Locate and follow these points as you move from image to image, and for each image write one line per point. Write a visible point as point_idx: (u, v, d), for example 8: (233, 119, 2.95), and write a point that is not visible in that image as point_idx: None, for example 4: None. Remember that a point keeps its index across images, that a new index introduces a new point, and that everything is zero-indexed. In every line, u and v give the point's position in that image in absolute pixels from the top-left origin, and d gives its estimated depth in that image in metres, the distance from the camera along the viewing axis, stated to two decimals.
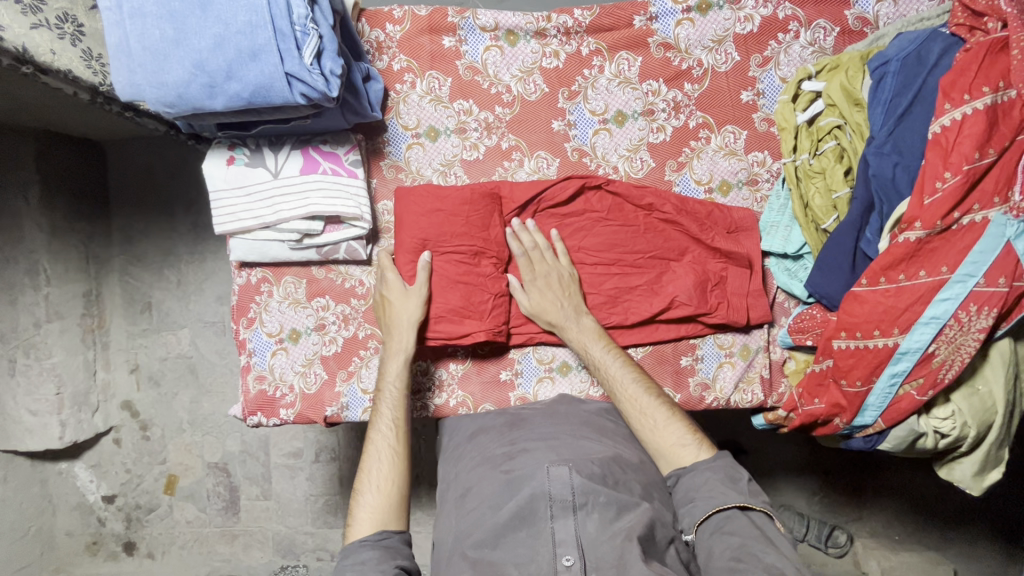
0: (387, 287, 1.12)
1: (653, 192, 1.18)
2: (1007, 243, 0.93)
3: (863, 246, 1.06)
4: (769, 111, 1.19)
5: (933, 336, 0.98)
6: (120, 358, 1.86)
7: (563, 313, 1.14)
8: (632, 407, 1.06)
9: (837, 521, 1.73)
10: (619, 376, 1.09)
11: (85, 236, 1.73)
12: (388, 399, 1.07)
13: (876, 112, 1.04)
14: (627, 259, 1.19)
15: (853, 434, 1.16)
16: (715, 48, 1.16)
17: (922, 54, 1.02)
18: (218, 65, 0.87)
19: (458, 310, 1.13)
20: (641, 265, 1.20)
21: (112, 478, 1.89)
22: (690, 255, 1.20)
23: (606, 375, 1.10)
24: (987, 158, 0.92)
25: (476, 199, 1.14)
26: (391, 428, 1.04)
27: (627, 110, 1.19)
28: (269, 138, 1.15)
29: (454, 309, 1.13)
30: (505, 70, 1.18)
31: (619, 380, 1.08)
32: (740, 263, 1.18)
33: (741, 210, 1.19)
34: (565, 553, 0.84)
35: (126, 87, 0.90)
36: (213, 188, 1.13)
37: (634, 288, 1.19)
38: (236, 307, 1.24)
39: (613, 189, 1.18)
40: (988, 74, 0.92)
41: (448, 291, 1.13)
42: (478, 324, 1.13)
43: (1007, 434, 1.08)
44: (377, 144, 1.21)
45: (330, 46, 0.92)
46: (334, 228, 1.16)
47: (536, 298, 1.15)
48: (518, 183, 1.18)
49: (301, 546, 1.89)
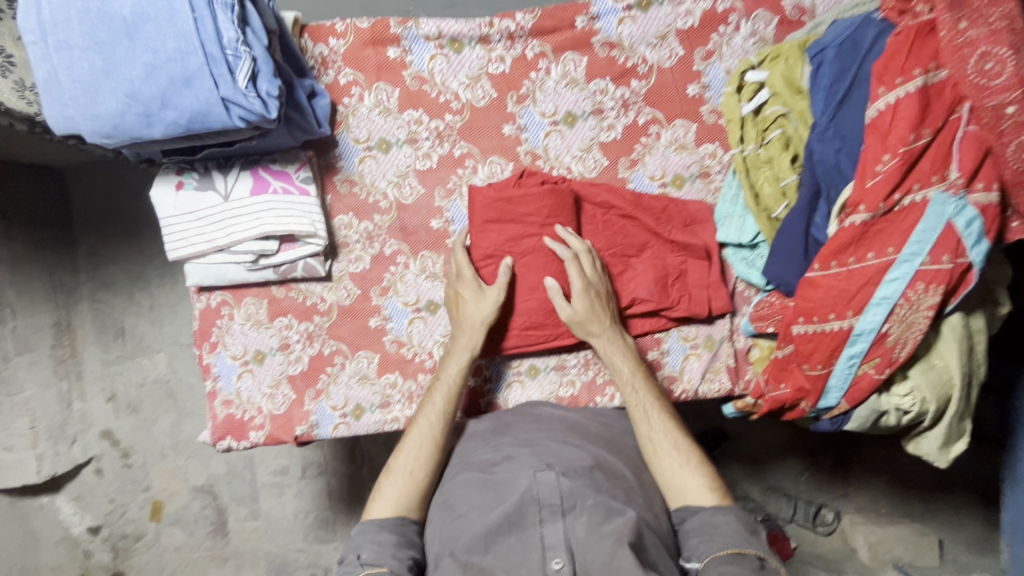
0: (462, 282, 1.14)
1: (608, 189, 1.19)
2: (948, 222, 0.94)
3: (814, 232, 1.07)
4: (716, 103, 1.20)
5: (886, 315, 0.99)
6: (96, 387, 1.83)
7: (604, 327, 1.12)
8: (660, 443, 1.04)
9: (824, 498, 1.76)
10: (645, 404, 1.08)
11: (51, 265, 1.70)
12: (442, 390, 1.11)
13: (817, 99, 1.06)
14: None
15: (820, 416, 1.17)
16: (658, 44, 1.17)
17: (856, 40, 1.03)
18: (152, 94, 0.86)
19: (535, 323, 1.17)
20: (604, 263, 1.20)
21: (95, 509, 1.85)
22: (650, 249, 1.20)
23: (637, 402, 1.09)
24: (923, 139, 0.94)
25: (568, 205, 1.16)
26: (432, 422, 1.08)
27: (576, 110, 1.19)
28: (218, 160, 1.13)
29: (533, 321, 1.17)
30: (453, 77, 1.18)
31: (650, 411, 1.08)
32: (697, 255, 1.19)
33: (696, 203, 1.20)
34: (554, 557, 0.86)
35: (59, 121, 0.89)
36: (162, 215, 1.12)
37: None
38: (198, 332, 1.23)
39: (574, 188, 1.19)
40: (919, 56, 0.95)
41: (532, 294, 1.16)
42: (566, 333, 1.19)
43: (967, 406, 1.10)
44: (329, 160, 1.20)
45: (265, 67, 0.90)
46: (289, 247, 1.15)
47: (581, 308, 1.11)
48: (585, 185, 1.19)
49: (294, 563, 1.87)
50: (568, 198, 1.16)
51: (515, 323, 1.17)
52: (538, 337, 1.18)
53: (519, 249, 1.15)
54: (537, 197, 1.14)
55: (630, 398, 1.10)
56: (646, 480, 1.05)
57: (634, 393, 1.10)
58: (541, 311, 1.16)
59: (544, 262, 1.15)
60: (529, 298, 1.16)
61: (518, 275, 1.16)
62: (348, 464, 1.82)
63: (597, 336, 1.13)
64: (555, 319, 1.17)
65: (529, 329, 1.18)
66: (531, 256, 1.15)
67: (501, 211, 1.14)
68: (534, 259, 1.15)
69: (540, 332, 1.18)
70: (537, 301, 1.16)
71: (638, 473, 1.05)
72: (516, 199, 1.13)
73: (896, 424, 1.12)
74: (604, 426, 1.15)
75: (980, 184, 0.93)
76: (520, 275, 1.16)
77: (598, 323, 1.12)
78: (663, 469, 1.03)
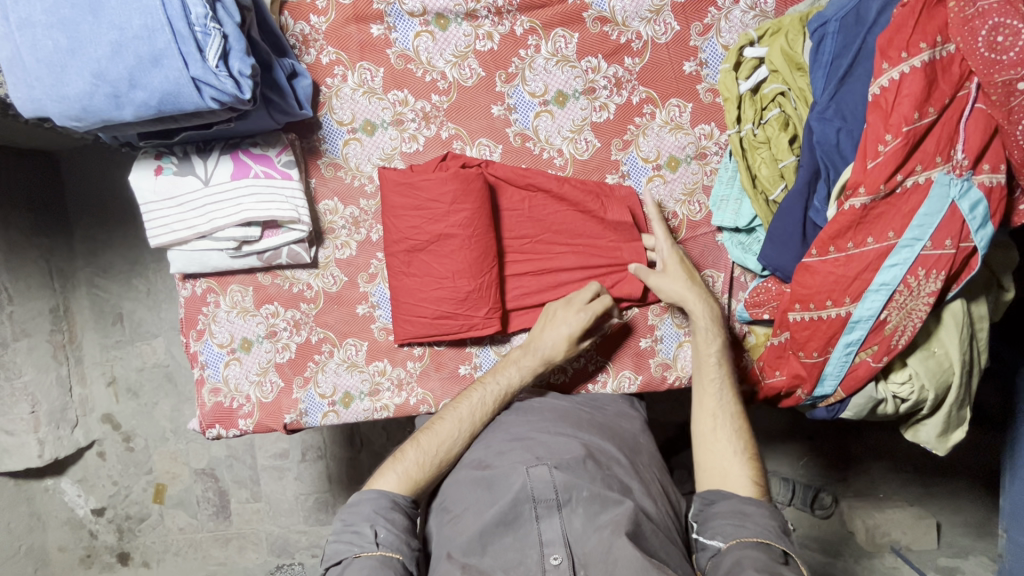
0: (574, 301, 1.12)
1: (535, 173, 1.15)
2: (951, 204, 0.90)
3: (812, 216, 1.04)
4: (713, 81, 1.14)
5: (884, 302, 0.96)
6: (96, 371, 1.83)
7: (697, 299, 1.08)
8: (723, 426, 1.01)
9: (823, 483, 1.74)
10: (721, 380, 1.05)
11: (46, 250, 1.69)
12: (487, 390, 1.08)
13: (817, 76, 1.01)
14: (510, 246, 1.18)
15: (816, 404, 1.14)
16: (653, 19, 1.12)
17: (860, 13, 0.98)
18: (120, 74, 0.83)
19: (446, 314, 1.12)
20: (526, 250, 1.18)
21: (100, 491, 1.88)
22: (580, 234, 1.17)
23: (713, 378, 1.05)
24: (927, 117, 0.90)
25: (477, 186, 1.09)
26: (466, 420, 1.05)
27: (567, 90, 1.15)
28: (197, 143, 1.10)
29: (442, 313, 1.12)
30: (439, 55, 1.14)
31: (723, 392, 1.05)
32: (627, 237, 1.17)
33: (623, 188, 1.17)
34: (552, 553, 0.86)
35: (26, 103, 0.85)
36: (142, 200, 1.09)
37: (523, 278, 1.18)
38: (184, 320, 1.21)
39: (491, 172, 1.14)
40: (926, 30, 0.90)
41: (455, 279, 1.10)
42: (485, 320, 1.13)
43: (968, 394, 1.07)
44: (313, 143, 1.17)
45: (237, 45, 0.86)
46: (272, 233, 1.13)
47: (666, 281, 1.10)
48: (500, 167, 1.15)
49: (295, 545, 1.90)
50: (477, 181, 1.08)
51: (426, 313, 1.13)
52: (453, 327, 1.13)
53: (426, 235, 1.09)
54: (440, 181, 1.07)
55: (706, 372, 1.06)
56: (640, 466, 1.03)
57: (714, 366, 1.06)
58: (453, 300, 1.11)
59: (464, 254, 1.09)
60: (437, 287, 1.11)
61: (426, 262, 1.11)
62: (347, 448, 1.82)
63: (689, 304, 1.08)
64: (468, 308, 1.12)
65: (440, 319, 1.13)
66: (441, 242, 1.09)
67: (405, 196, 1.09)
68: (443, 245, 1.09)
69: (454, 322, 1.13)
70: (447, 291, 1.10)
71: (632, 458, 1.03)
72: (420, 182, 1.08)
73: (893, 413, 1.09)
74: (596, 412, 1.13)
75: (986, 165, 0.90)
76: (434, 263, 1.10)
77: (694, 292, 1.09)
78: (721, 452, 0.99)
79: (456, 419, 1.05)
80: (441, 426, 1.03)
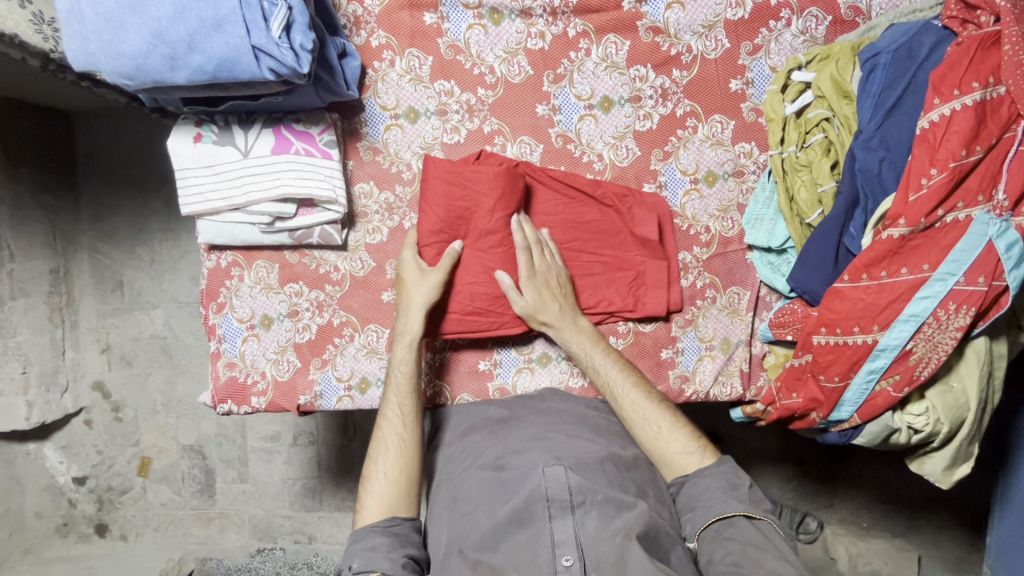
0: (405, 266, 1.09)
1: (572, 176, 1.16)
2: (989, 242, 0.92)
3: (846, 242, 1.05)
4: (757, 101, 1.16)
5: (912, 333, 0.97)
6: (91, 337, 1.79)
7: (560, 314, 1.10)
8: (640, 419, 1.03)
9: (809, 508, 1.75)
10: (614, 380, 1.06)
11: (51, 209, 1.65)
12: (395, 388, 1.06)
13: (865, 105, 1.03)
14: None
15: (829, 428, 1.14)
16: (705, 34, 1.13)
17: (913, 47, 1.01)
18: (180, 35, 0.81)
19: (477, 310, 1.12)
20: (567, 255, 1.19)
21: (82, 460, 1.83)
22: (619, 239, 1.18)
23: (603, 379, 1.07)
24: (974, 155, 0.91)
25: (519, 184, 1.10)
26: (398, 416, 1.04)
27: (613, 96, 1.15)
28: (239, 115, 1.09)
29: (473, 309, 1.12)
30: (489, 49, 1.14)
31: (623, 387, 1.05)
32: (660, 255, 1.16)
33: (654, 197, 1.17)
34: (564, 553, 0.86)
35: (79, 56, 0.84)
36: (178, 166, 1.08)
37: None
38: (205, 291, 1.19)
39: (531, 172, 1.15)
40: (979, 69, 0.91)
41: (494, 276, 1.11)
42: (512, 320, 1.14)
43: (978, 430, 1.08)
44: (354, 125, 1.16)
45: (300, 18, 0.87)
46: (308, 211, 1.12)
47: (533, 301, 1.09)
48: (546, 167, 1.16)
49: (279, 529, 1.87)
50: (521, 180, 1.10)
51: (458, 308, 1.12)
52: (484, 323, 1.13)
53: (469, 230, 1.10)
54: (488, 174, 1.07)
55: (599, 377, 1.08)
56: (657, 474, 1.03)
57: (603, 377, 1.07)
58: (487, 296, 1.11)
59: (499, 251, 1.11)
60: (473, 282, 1.11)
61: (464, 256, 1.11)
62: (339, 436, 1.79)
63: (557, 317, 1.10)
64: (500, 306, 1.12)
65: (471, 315, 1.12)
66: (484, 236, 1.10)
67: (454, 187, 1.07)
68: (486, 239, 1.10)
69: (487, 317, 1.13)
70: (482, 286, 1.11)
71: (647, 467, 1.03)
72: (468, 174, 1.07)
73: (905, 444, 1.10)
74: (614, 419, 1.12)
75: None
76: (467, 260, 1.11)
77: (561, 310, 1.10)
78: (642, 439, 1.03)
79: (398, 423, 1.03)
80: (379, 454, 1.01)
